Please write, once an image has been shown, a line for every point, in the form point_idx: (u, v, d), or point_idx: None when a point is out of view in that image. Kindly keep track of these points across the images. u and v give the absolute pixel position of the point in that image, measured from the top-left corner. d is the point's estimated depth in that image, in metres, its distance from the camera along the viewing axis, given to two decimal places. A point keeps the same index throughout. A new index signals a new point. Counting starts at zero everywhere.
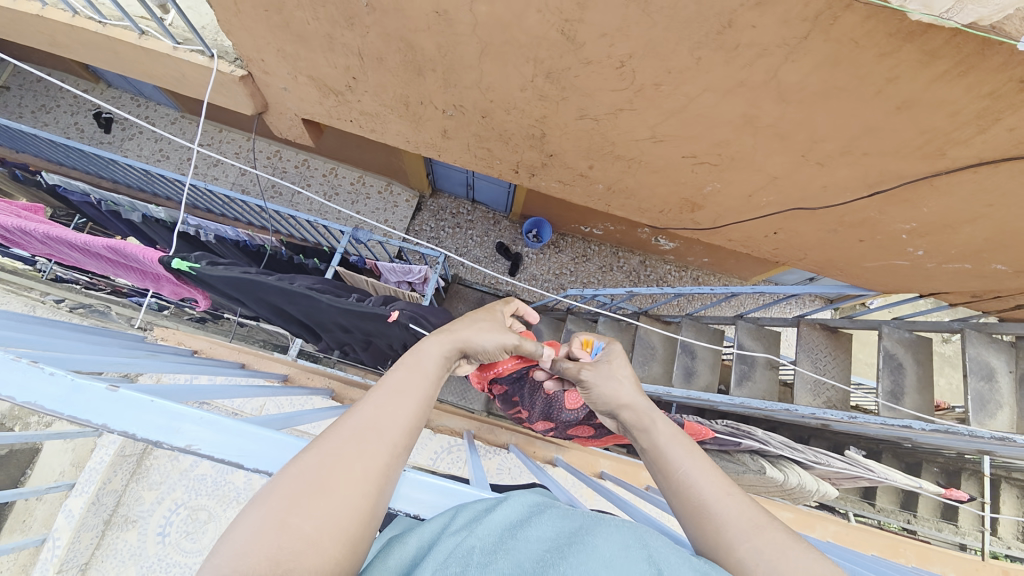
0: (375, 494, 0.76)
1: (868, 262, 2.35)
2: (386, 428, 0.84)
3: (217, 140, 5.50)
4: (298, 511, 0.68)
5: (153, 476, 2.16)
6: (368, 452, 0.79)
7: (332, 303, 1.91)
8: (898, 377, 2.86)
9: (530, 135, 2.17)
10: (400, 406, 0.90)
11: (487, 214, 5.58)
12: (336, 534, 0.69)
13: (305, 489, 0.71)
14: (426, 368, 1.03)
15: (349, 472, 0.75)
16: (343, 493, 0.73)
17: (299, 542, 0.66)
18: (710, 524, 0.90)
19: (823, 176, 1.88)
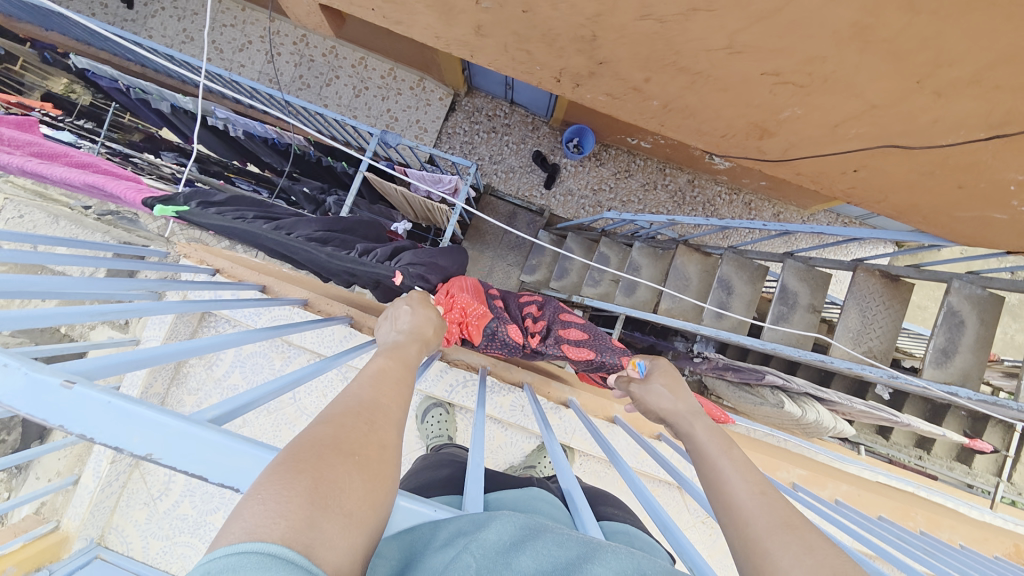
0: (394, 463, 0.76)
1: (959, 212, 2.01)
2: (389, 405, 0.87)
3: (240, 20, 5.05)
4: (329, 467, 0.66)
5: (190, 382, 2.41)
6: (377, 424, 0.80)
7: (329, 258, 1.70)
8: (955, 334, 2.64)
9: (579, 37, 1.83)
10: (392, 387, 0.93)
11: (526, 118, 5.12)
12: (364, 498, 0.67)
13: (333, 449, 0.69)
14: (402, 359, 1.09)
15: (372, 439, 0.76)
16: (367, 457, 0.72)
17: (334, 498, 0.63)
18: (739, 518, 0.89)
19: (935, 108, 1.56)
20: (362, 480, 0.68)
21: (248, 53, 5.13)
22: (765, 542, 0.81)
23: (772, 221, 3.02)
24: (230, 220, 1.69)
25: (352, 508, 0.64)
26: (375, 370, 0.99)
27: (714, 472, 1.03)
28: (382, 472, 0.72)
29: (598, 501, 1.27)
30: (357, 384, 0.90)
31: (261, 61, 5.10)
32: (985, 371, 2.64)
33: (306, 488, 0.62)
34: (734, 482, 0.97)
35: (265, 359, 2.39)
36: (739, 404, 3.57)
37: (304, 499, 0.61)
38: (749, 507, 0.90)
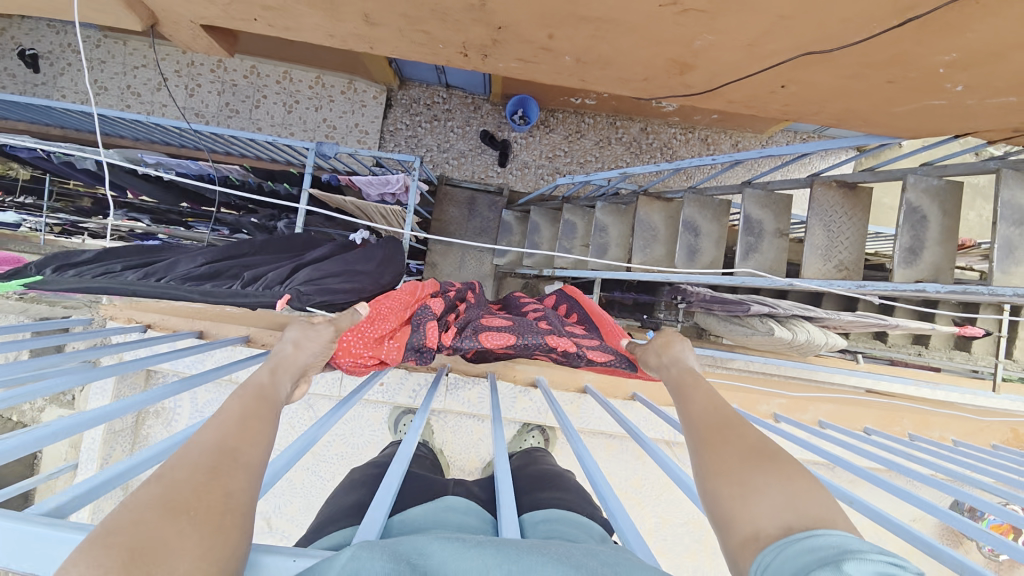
0: (244, 507, 0.71)
1: (897, 106, 1.94)
2: (240, 447, 0.82)
3: (150, 58, 4.80)
4: (149, 528, 0.60)
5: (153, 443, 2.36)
6: (224, 470, 0.74)
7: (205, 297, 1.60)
8: (919, 231, 2.60)
9: (468, 6, 1.72)
10: (246, 423, 0.88)
11: (466, 99, 4.96)
12: (201, 553, 0.60)
13: (159, 508, 0.64)
14: (270, 390, 1.06)
15: (216, 486, 0.71)
16: (206, 508, 0.67)
17: (155, 563, 0.57)
18: (693, 421, 1.09)
19: (841, 6, 1.45)
20: (195, 535, 0.62)
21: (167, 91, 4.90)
22: (708, 435, 1.01)
23: (722, 153, 2.96)
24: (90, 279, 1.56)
25: (184, 566, 0.58)
26: (232, 410, 0.91)
27: (685, 393, 1.24)
28: (226, 520, 0.67)
29: (537, 487, 1.26)
30: (203, 430, 0.83)
31: (183, 96, 4.89)
32: (957, 261, 2.60)
33: (120, 560, 0.56)
34: (698, 398, 1.18)
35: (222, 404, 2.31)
36: (735, 338, 3.49)
37: (114, 572, 0.55)
38: (702, 415, 1.10)
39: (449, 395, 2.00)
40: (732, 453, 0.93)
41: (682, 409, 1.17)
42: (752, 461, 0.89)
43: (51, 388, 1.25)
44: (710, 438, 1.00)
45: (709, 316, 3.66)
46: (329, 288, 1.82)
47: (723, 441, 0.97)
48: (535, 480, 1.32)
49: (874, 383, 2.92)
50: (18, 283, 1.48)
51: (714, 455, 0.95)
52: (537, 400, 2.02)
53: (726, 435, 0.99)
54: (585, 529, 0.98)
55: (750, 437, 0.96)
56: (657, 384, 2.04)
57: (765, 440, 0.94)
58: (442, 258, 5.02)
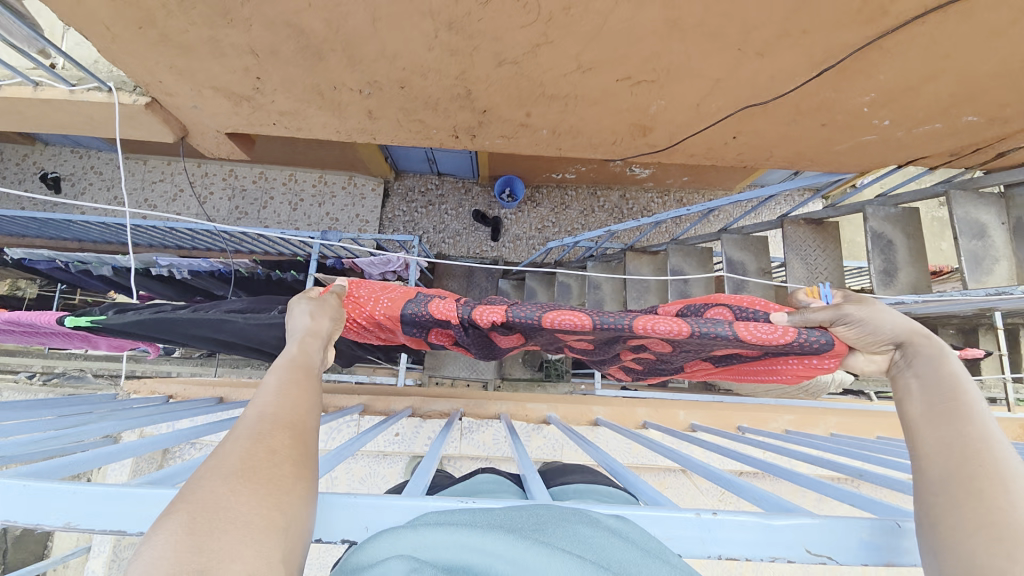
0: (297, 466, 0.74)
1: (836, 146, 2.22)
2: (286, 413, 0.83)
3: (168, 173, 5.31)
4: (213, 492, 0.64)
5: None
6: (274, 435, 0.77)
7: (246, 321, 1.67)
8: (889, 255, 2.78)
9: (455, 95, 2.04)
10: (290, 391, 0.90)
11: (457, 183, 5.42)
12: (263, 507, 0.65)
13: (217, 473, 0.67)
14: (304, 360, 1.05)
15: (266, 450, 0.73)
16: (264, 469, 0.70)
17: (221, 518, 0.61)
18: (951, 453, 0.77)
19: (764, 67, 1.77)
20: (258, 491, 0.66)
21: (182, 200, 5.32)
22: (974, 487, 0.70)
23: (695, 205, 3.21)
24: (145, 314, 1.72)
25: (249, 517, 0.63)
26: (273, 380, 0.92)
27: (942, 395, 0.89)
28: (286, 478, 0.70)
29: (564, 474, 1.32)
30: (255, 400, 0.85)
31: (195, 203, 5.29)
32: (932, 280, 2.74)
33: (185, 522, 0.59)
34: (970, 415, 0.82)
35: None
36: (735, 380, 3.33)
37: (185, 531, 0.59)
38: (970, 438, 0.78)
39: (464, 439, 1.96)
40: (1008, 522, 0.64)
41: (935, 424, 0.84)
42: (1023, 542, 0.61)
43: (77, 437, 1.28)
44: (972, 481, 0.71)
45: None
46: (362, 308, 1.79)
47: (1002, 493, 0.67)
48: (562, 470, 1.39)
49: None
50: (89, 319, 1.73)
51: (975, 506, 0.67)
52: (551, 436, 1.95)
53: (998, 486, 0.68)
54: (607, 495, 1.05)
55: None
56: (664, 410, 2.11)
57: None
58: None
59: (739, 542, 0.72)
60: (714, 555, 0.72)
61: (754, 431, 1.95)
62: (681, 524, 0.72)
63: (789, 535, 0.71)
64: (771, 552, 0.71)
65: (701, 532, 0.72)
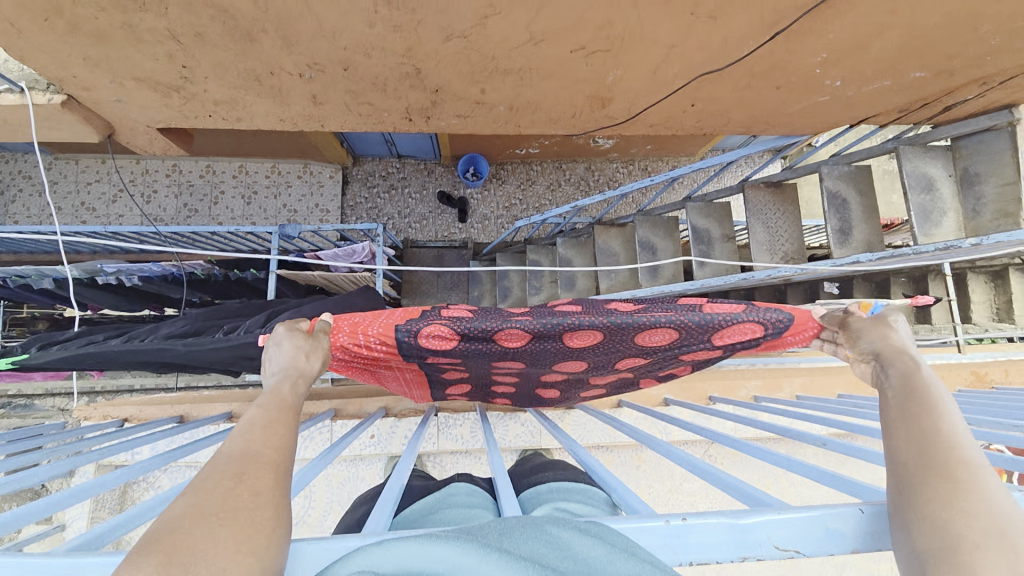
0: (276, 510, 0.70)
1: (791, 108, 2.22)
2: (269, 449, 0.79)
3: (104, 173, 4.93)
4: (184, 536, 0.61)
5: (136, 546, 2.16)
6: (252, 475, 0.73)
7: (188, 348, 1.57)
8: (844, 213, 2.87)
9: (404, 74, 1.93)
10: (276, 427, 0.85)
11: (419, 165, 5.25)
12: (236, 555, 0.61)
13: (189, 515, 0.64)
14: (285, 390, 0.99)
15: (243, 489, 0.70)
16: (242, 511, 0.67)
17: (192, 565, 0.59)
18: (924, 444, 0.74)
19: (718, 30, 1.73)
20: (231, 537, 0.63)
21: (123, 202, 4.97)
22: (948, 481, 0.67)
23: (659, 174, 3.20)
24: (75, 348, 1.59)
25: (220, 566, 0.60)
26: (255, 415, 0.86)
27: (908, 394, 0.86)
28: (265, 524, 0.66)
29: (538, 471, 1.28)
30: (235, 432, 0.81)
31: (138, 204, 4.95)
32: (884, 234, 2.85)
33: (156, 566, 0.57)
34: (937, 408, 0.79)
35: None
36: None
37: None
38: (939, 430, 0.75)
39: (442, 434, 1.96)
40: (981, 522, 0.61)
41: (904, 417, 0.82)
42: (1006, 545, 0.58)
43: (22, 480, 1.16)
44: (937, 481, 0.67)
45: None
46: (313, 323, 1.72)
47: (966, 487, 0.65)
48: (533, 467, 1.34)
49: None
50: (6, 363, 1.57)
51: (947, 505, 0.64)
52: (530, 423, 1.98)
53: (970, 483, 0.66)
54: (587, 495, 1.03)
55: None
56: (639, 386, 2.15)
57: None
58: None
59: (707, 547, 0.72)
60: (687, 563, 0.72)
61: (724, 399, 2.01)
62: (655, 534, 0.72)
63: (758, 534, 0.73)
64: (741, 552, 0.72)
65: (675, 541, 0.72)
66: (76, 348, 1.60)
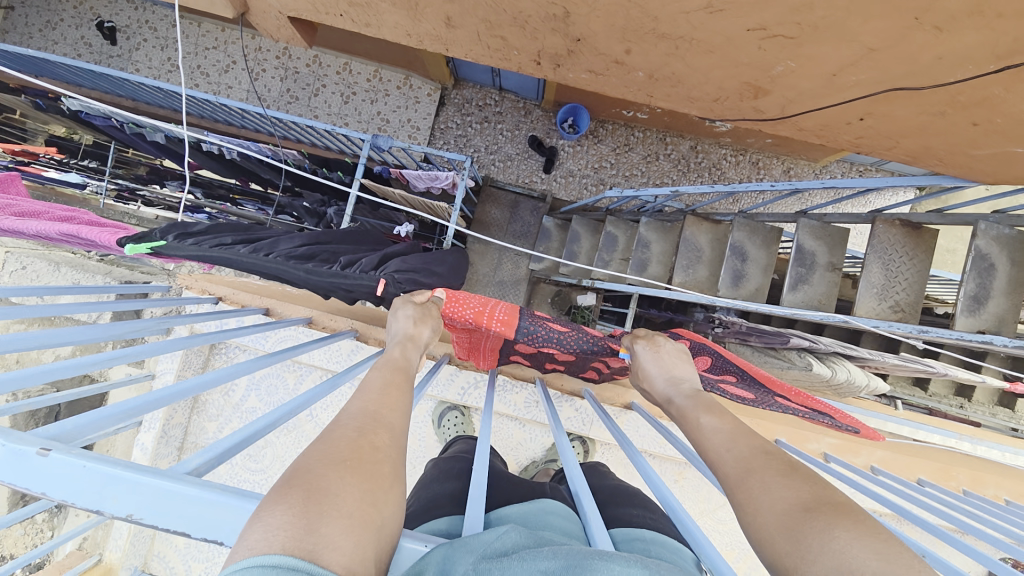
0: (392, 462, 0.78)
1: (976, 148, 1.80)
2: (385, 411, 0.90)
3: (222, 41, 5.04)
4: (323, 477, 0.67)
5: (210, 409, 2.42)
6: (372, 432, 0.81)
7: (308, 277, 1.73)
8: (986, 279, 2.48)
9: (550, 15, 1.74)
10: (385, 393, 0.97)
11: (518, 103, 5.00)
12: (363, 500, 0.67)
13: (327, 460, 0.71)
14: (399, 365, 1.17)
15: (367, 442, 0.78)
16: (366, 460, 0.74)
17: (328, 504, 0.64)
18: (753, 502, 0.86)
19: (938, 45, 1.42)
20: (358, 483, 0.69)
21: (233, 74, 5.11)
22: (795, 529, 0.76)
23: (782, 180, 2.86)
24: (209, 249, 1.72)
25: (351, 508, 0.65)
26: (373, 380, 1.03)
27: (731, 453, 1.00)
28: (385, 477, 0.73)
29: (618, 501, 1.20)
30: (356, 397, 0.94)
31: (247, 79, 5.08)
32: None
33: (300, 498, 0.63)
34: (721, 437, 1.07)
35: (278, 380, 2.34)
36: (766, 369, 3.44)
37: (299, 509, 0.61)
38: (725, 455, 1.01)
39: (497, 396, 2.05)
40: (774, 513, 0.81)
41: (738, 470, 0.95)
42: (799, 517, 0.77)
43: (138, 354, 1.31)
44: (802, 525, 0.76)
45: (741, 346, 3.63)
46: (417, 284, 1.95)
47: (754, 495, 0.87)
48: (609, 492, 1.26)
49: (917, 433, 2.77)
50: (147, 246, 1.67)
51: (753, 515, 0.84)
52: (583, 411, 2.01)
53: (756, 489, 0.88)
54: (673, 552, 0.97)
55: (798, 486, 0.84)
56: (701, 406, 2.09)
57: (818, 490, 0.82)
58: (478, 257, 5.07)
59: None
60: None
61: (791, 447, 1.88)
62: None
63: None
64: None
65: None
66: (203, 248, 1.72)
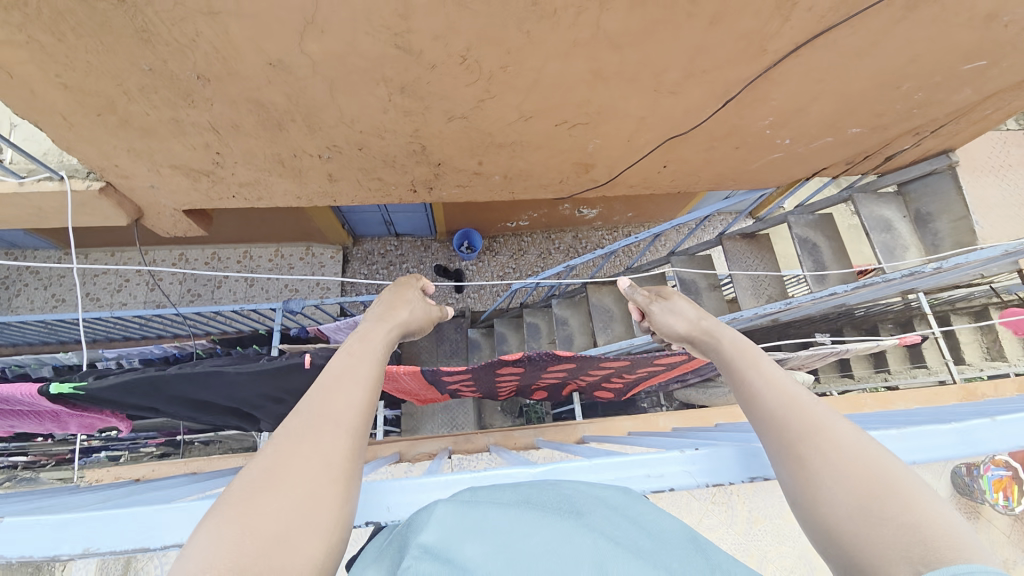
0: (344, 474, 0.76)
1: (750, 163, 2.53)
2: (338, 406, 0.84)
3: (114, 263, 5.12)
4: (261, 510, 0.66)
5: None
6: (324, 440, 0.78)
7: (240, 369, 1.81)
8: (816, 255, 3.10)
9: (412, 151, 2.18)
10: (351, 384, 0.90)
11: (416, 242, 5.56)
12: (303, 525, 0.67)
13: (267, 483, 0.70)
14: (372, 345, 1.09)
15: (312, 457, 0.75)
16: (308, 475, 0.73)
17: (266, 536, 0.64)
18: (803, 465, 0.81)
19: (681, 102, 2.02)
20: (301, 506, 0.68)
21: (128, 290, 5.10)
22: (872, 505, 0.71)
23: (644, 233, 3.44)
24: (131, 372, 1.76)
25: (290, 536, 0.66)
26: (341, 368, 0.94)
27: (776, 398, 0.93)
28: (330, 494, 0.72)
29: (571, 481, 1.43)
30: (312, 394, 0.86)
31: (144, 291, 5.10)
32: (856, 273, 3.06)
33: (236, 534, 0.63)
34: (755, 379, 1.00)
35: None
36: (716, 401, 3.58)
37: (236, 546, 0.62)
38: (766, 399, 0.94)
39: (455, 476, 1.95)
40: (837, 484, 0.75)
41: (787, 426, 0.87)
42: (873, 498, 0.71)
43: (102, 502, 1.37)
44: (877, 496, 0.71)
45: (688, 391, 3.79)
46: None
47: (813, 457, 0.80)
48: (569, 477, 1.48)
49: None
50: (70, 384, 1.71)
51: (809, 480, 0.78)
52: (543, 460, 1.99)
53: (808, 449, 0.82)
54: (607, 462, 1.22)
55: (863, 452, 0.78)
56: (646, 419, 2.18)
57: (877, 459, 0.76)
58: None
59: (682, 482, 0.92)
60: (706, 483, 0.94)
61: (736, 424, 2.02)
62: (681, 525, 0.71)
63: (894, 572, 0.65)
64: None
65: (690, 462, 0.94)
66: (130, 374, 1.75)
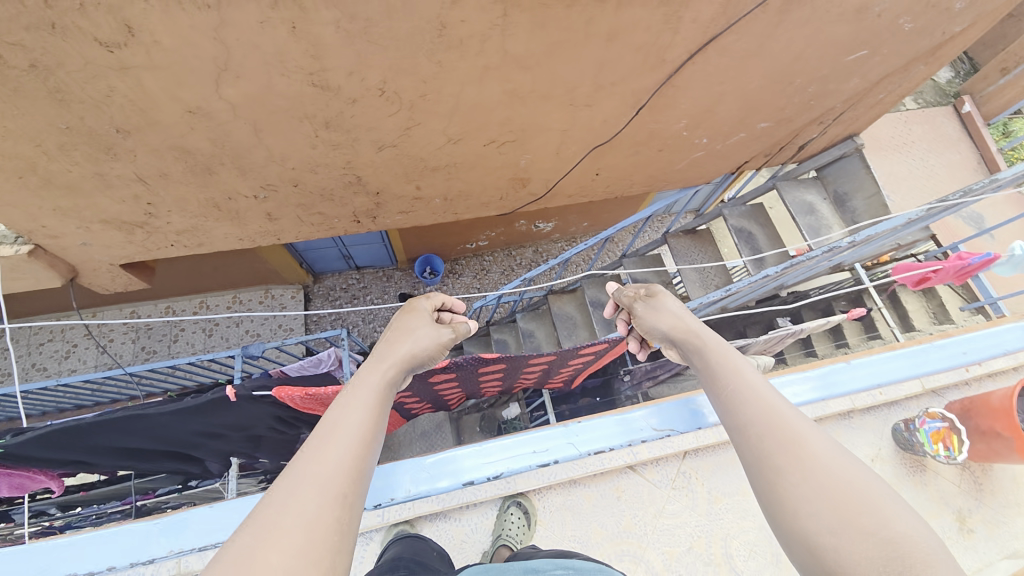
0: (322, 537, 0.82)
1: (676, 163, 2.69)
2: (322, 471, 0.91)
3: (59, 330, 4.89)
4: None
5: None
6: (302, 509, 0.84)
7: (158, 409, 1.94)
8: (753, 242, 3.28)
9: (348, 183, 2.23)
10: (334, 448, 0.95)
11: (378, 273, 5.55)
12: None
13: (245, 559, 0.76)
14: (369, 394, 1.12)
15: (289, 528, 0.81)
16: (284, 544, 0.79)
17: None
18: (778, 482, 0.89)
19: (598, 113, 2.15)
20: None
21: (76, 356, 4.87)
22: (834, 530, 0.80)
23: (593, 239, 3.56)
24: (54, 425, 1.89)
25: None
26: (332, 426, 1.00)
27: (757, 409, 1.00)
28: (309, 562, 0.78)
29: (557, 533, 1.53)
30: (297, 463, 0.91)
31: (94, 355, 4.88)
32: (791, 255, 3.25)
33: None
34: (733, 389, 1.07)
35: None
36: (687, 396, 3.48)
37: None
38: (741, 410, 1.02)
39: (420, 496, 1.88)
40: (808, 504, 0.84)
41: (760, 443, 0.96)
42: (843, 518, 0.80)
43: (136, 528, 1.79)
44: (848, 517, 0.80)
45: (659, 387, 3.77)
46: None
47: (788, 482, 0.88)
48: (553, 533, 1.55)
49: None
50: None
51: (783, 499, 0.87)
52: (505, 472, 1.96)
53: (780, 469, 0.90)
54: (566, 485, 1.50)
55: (832, 473, 0.87)
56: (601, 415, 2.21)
57: (841, 478, 0.86)
58: None
59: None
60: None
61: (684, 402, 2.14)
62: None
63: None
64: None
65: None
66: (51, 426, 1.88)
